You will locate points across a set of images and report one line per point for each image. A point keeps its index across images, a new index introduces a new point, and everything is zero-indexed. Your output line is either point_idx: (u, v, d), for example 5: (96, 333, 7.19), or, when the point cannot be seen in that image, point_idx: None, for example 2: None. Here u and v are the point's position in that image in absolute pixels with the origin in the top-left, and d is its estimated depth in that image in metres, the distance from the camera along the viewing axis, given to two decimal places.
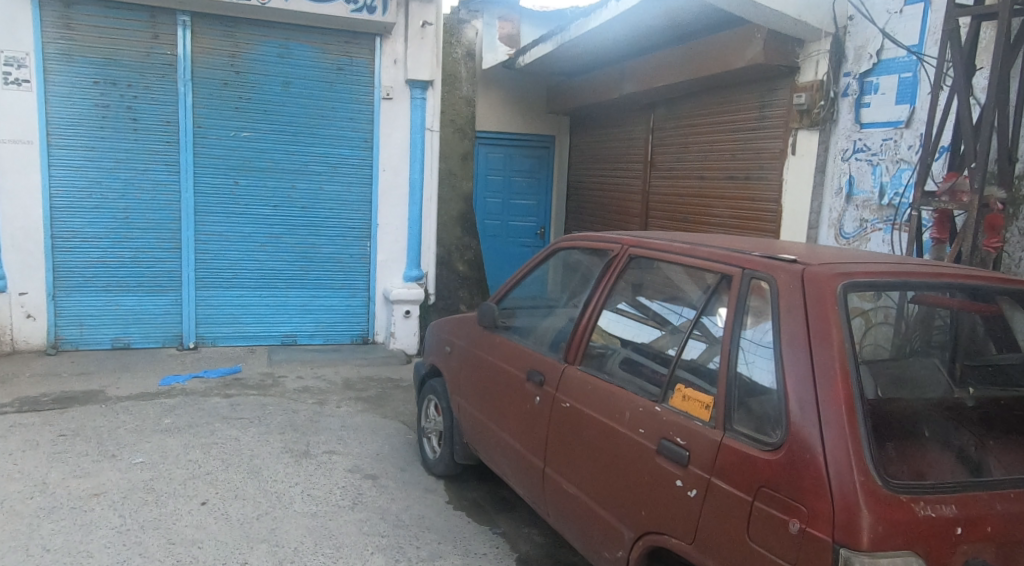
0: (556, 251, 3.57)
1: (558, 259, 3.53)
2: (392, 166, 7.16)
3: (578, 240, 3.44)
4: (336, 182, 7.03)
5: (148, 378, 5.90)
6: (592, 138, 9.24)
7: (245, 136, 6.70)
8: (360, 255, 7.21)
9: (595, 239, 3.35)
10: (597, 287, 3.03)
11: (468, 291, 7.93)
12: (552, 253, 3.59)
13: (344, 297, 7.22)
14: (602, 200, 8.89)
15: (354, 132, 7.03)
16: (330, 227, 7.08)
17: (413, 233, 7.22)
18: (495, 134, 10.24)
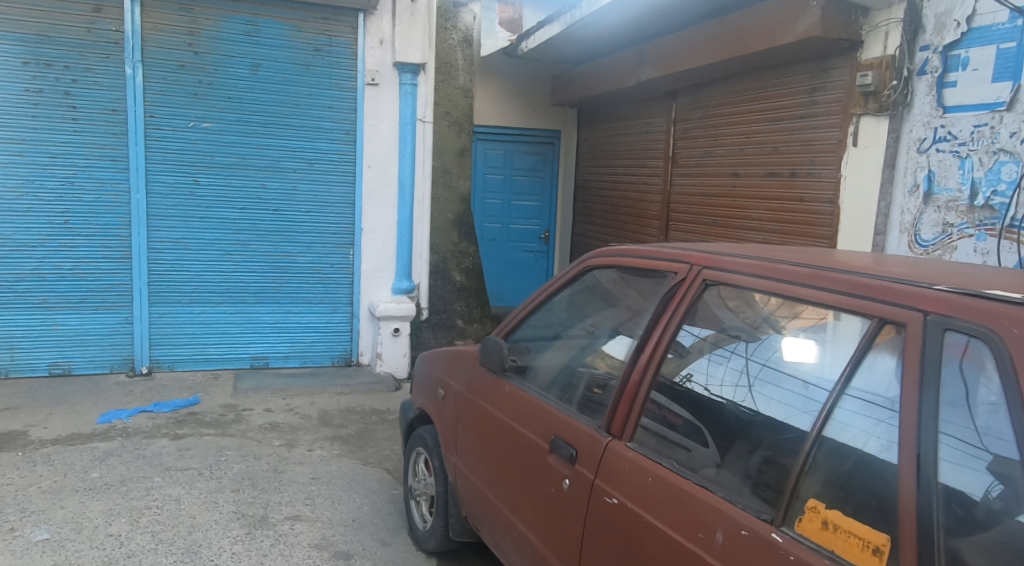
0: (588, 270, 2.66)
1: (592, 281, 2.62)
2: (379, 162, 6.26)
3: (620, 257, 2.54)
4: (312, 180, 6.13)
5: (85, 413, 4.99)
6: (603, 133, 8.35)
7: (206, 127, 5.79)
8: (342, 265, 6.30)
9: (642, 255, 2.46)
10: (662, 331, 2.16)
11: (466, 305, 7.01)
12: (582, 271, 2.68)
13: (324, 312, 6.31)
14: (616, 201, 8.01)
15: (333, 123, 6.13)
16: (306, 232, 6.17)
17: (403, 239, 6.32)
18: (495, 128, 9.36)
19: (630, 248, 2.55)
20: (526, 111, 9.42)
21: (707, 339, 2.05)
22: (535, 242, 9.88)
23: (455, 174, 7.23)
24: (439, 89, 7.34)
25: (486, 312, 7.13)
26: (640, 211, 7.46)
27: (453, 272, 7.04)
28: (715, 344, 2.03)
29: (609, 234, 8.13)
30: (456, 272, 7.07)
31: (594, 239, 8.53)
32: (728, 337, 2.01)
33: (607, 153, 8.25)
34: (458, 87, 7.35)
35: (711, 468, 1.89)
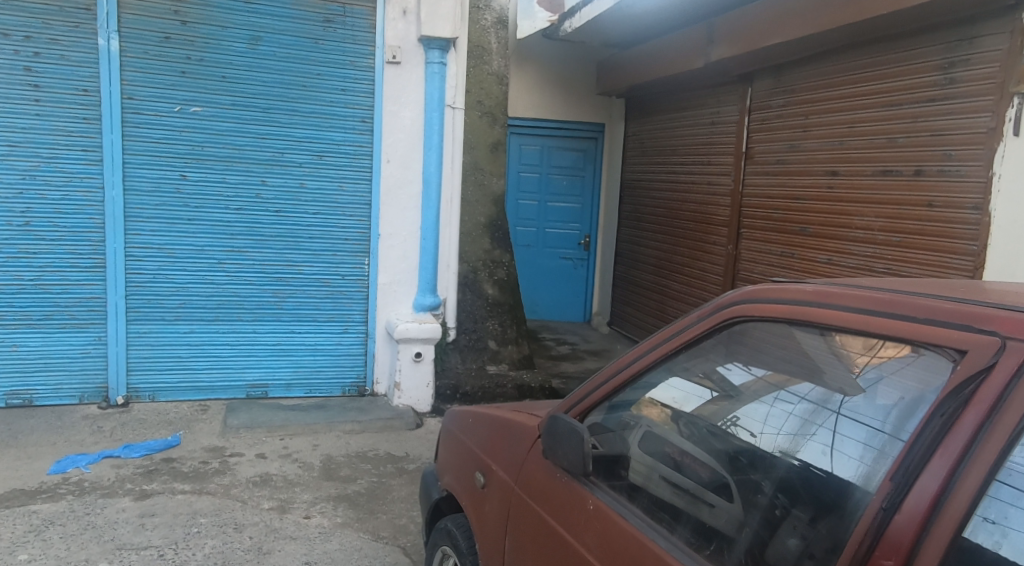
0: (735, 325, 1.70)
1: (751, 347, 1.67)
2: (400, 156, 5.30)
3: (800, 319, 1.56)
4: (322, 176, 5.19)
5: (38, 459, 4.06)
6: (658, 126, 7.32)
7: (195, 111, 4.87)
8: (355, 277, 5.36)
9: (841, 311, 1.50)
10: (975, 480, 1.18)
11: (499, 323, 6.02)
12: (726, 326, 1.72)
13: (334, 332, 5.36)
14: (672, 204, 6.98)
15: (347, 109, 5.19)
16: (314, 238, 5.23)
17: (427, 247, 5.37)
18: (531, 120, 8.39)
19: (813, 291, 1.58)
20: (567, 101, 8.44)
21: (766, 379, 1.64)
22: (574, 248, 8.88)
23: (487, 170, 6.27)
24: (471, 76, 6.38)
25: (522, 332, 6.14)
26: (703, 216, 6.42)
27: (485, 285, 6.05)
28: (777, 386, 1.61)
29: (665, 243, 7.12)
30: (488, 285, 6.08)
31: (645, 248, 7.53)
32: (790, 378, 1.58)
33: (662, 148, 7.23)
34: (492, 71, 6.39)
35: (734, 529, 1.53)
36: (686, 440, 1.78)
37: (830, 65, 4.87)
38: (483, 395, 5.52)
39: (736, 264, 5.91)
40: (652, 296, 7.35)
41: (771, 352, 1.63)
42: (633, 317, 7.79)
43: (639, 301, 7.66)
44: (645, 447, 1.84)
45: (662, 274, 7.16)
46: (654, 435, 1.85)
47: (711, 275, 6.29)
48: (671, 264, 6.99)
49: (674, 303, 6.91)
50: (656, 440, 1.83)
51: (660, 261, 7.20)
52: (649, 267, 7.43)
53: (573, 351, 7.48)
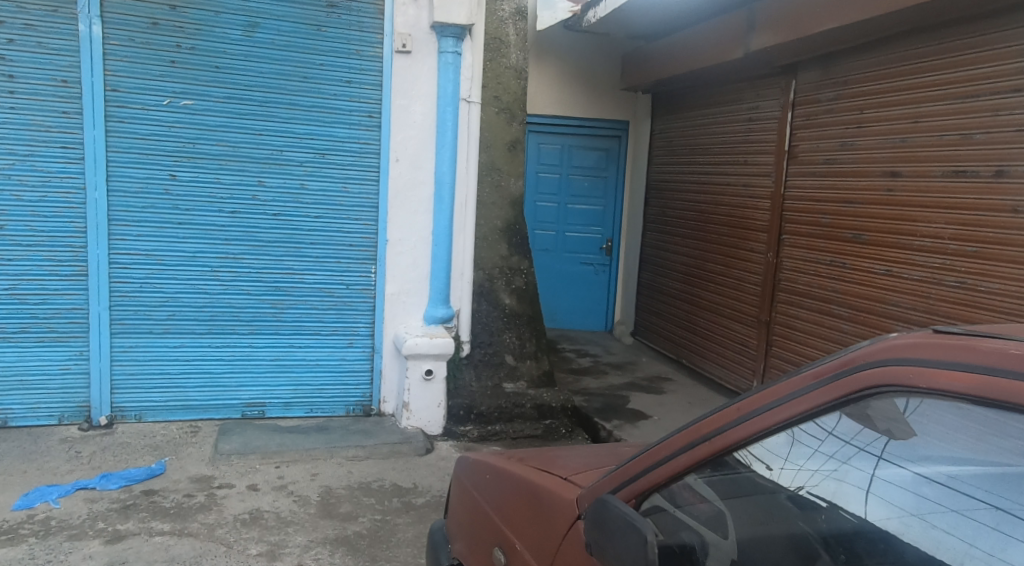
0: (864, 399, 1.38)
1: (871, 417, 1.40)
2: (410, 155, 4.86)
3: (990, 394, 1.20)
4: (325, 176, 4.75)
5: (4, 491, 3.64)
6: (687, 123, 6.84)
7: (186, 105, 4.44)
8: (361, 286, 4.91)
9: None
10: None
11: (517, 336, 5.56)
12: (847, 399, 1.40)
13: (337, 347, 4.91)
14: (704, 207, 6.49)
15: (352, 102, 4.75)
16: (316, 244, 4.79)
17: (439, 254, 4.92)
18: (550, 116, 7.95)
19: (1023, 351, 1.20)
20: (588, 97, 7.97)
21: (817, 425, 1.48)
22: (595, 253, 8.40)
23: (504, 171, 5.81)
24: (488, 69, 5.92)
25: (542, 346, 5.66)
26: (739, 220, 5.92)
27: (501, 295, 5.58)
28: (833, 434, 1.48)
29: (696, 248, 6.63)
30: (505, 294, 5.62)
31: (673, 253, 7.06)
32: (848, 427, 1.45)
33: (693, 146, 6.73)
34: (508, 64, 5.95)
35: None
36: (718, 490, 1.70)
37: (897, 49, 4.37)
38: (500, 415, 5.06)
39: (776, 274, 5.41)
40: (681, 306, 6.85)
41: (886, 416, 1.39)
42: (659, 327, 7.30)
43: (666, 310, 7.16)
44: (673, 498, 1.72)
45: (691, 281, 6.67)
46: (688, 489, 1.70)
47: (748, 284, 5.79)
48: (702, 271, 6.50)
49: (704, 314, 6.41)
50: (687, 492, 1.71)
51: (690, 268, 6.71)
52: (679, 274, 6.93)
53: (595, 364, 7.00)
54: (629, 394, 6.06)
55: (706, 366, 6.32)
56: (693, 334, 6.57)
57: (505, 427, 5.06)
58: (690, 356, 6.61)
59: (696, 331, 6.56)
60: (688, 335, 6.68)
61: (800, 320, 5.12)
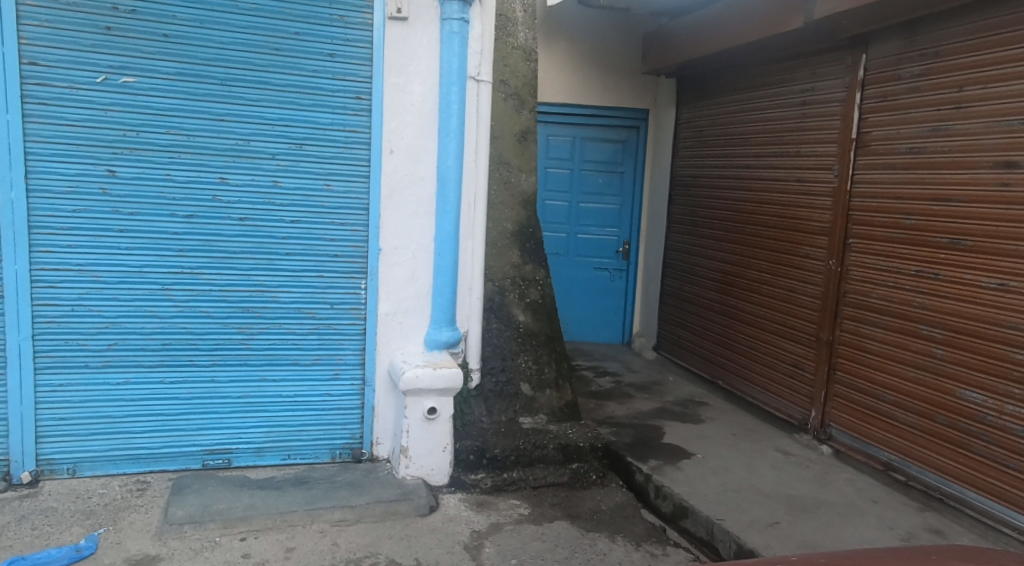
0: None
1: None
2: (407, 145, 4.00)
3: None
4: (302, 172, 3.88)
5: None
6: (721, 109, 6.02)
7: (126, 83, 3.55)
8: (349, 305, 4.04)
9: None
10: None
11: (533, 360, 4.74)
12: None
13: (320, 378, 4.04)
14: (742, 206, 5.66)
15: (336, 81, 3.87)
16: (292, 255, 3.91)
17: (443, 264, 4.08)
18: (562, 105, 7.18)
19: None
20: (603, 83, 7.19)
21: None
22: (610, 258, 7.57)
23: (515, 167, 5.04)
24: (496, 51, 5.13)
25: (563, 372, 4.82)
26: (789, 221, 5.09)
27: (514, 311, 4.80)
28: None
29: (733, 254, 5.80)
30: (518, 311, 4.84)
31: (704, 258, 6.24)
32: None
33: (727, 137, 5.90)
34: (517, 44, 5.15)
35: None
36: None
37: (1014, 10, 3.53)
38: (517, 460, 4.18)
39: (841, 285, 4.58)
40: (715, 320, 6.02)
41: None
42: (688, 342, 6.47)
43: (697, 323, 6.31)
44: None
45: (728, 293, 5.84)
46: None
47: (801, 296, 4.96)
48: (741, 281, 5.68)
49: (746, 330, 5.57)
50: None
51: (726, 276, 5.88)
52: (712, 283, 6.09)
53: (617, 386, 6.14)
54: (661, 424, 5.22)
55: (748, 390, 5.48)
56: (733, 352, 5.73)
57: (524, 474, 4.18)
58: (729, 378, 5.77)
59: (735, 349, 5.71)
60: (725, 353, 5.84)
61: (874, 342, 4.30)
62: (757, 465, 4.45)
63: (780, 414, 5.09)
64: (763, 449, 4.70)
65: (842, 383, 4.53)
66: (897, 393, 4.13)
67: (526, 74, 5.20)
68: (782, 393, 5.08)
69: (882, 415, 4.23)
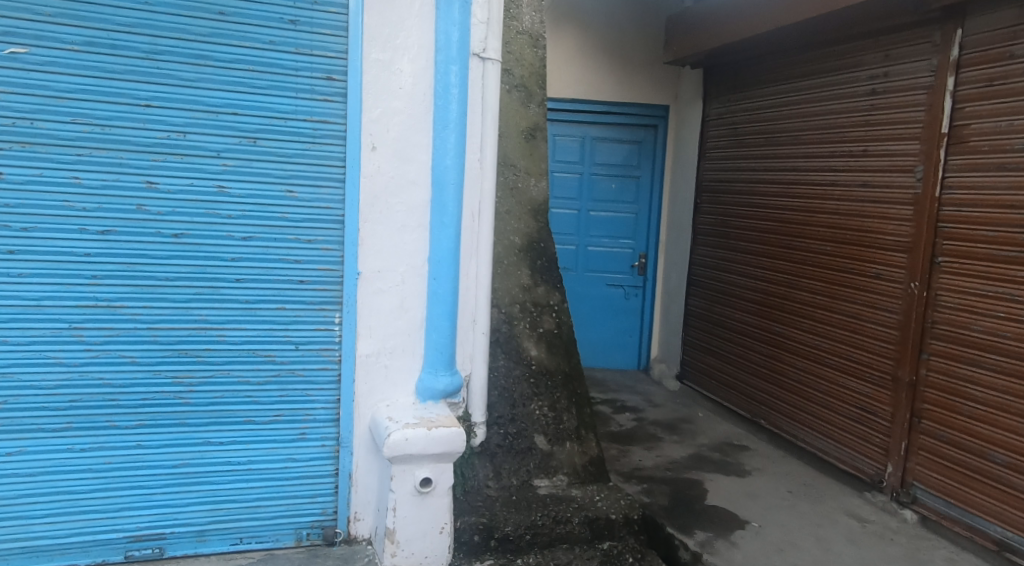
0: None
1: None
2: (393, 141, 3.13)
3: None
4: (256, 173, 2.99)
5: None
6: (760, 104, 5.20)
7: (16, 54, 2.68)
8: (318, 345, 3.16)
9: None
10: None
11: (549, 407, 3.88)
12: None
13: (281, 439, 3.15)
14: (789, 216, 4.82)
15: (301, 57, 3.00)
16: (243, 281, 3.02)
17: (442, 292, 3.23)
18: (570, 100, 6.36)
19: None
20: (617, 76, 6.37)
21: None
22: (625, 274, 6.72)
23: (521, 170, 4.26)
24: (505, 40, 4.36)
25: (585, 421, 3.97)
26: (850, 234, 4.25)
27: (526, 345, 3.98)
28: None
29: (775, 272, 4.96)
30: (530, 344, 4.02)
31: (739, 275, 5.41)
32: None
33: (768, 136, 5.07)
34: (523, 28, 4.39)
35: None
36: None
37: None
38: (533, 540, 3.34)
39: (926, 313, 3.74)
40: (754, 349, 5.17)
41: None
42: (720, 373, 5.62)
43: (730, 351, 5.46)
44: None
45: (771, 317, 4.99)
46: None
47: (867, 324, 4.12)
48: (786, 304, 4.84)
49: (795, 362, 4.73)
50: None
51: (768, 299, 5.04)
52: (750, 305, 5.24)
53: (640, 425, 5.28)
54: (700, 477, 4.35)
55: (800, 433, 4.63)
56: (779, 388, 4.88)
57: (543, 559, 3.35)
58: (773, 418, 4.92)
59: (781, 384, 4.85)
60: (768, 388, 4.99)
61: (975, 386, 3.47)
62: (829, 538, 3.59)
63: (844, 466, 4.24)
64: (830, 514, 3.84)
65: (930, 435, 3.68)
66: (1012, 453, 3.29)
67: (534, 62, 4.38)
68: (846, 442, 4.23)
69: (988, 479, 3.39)
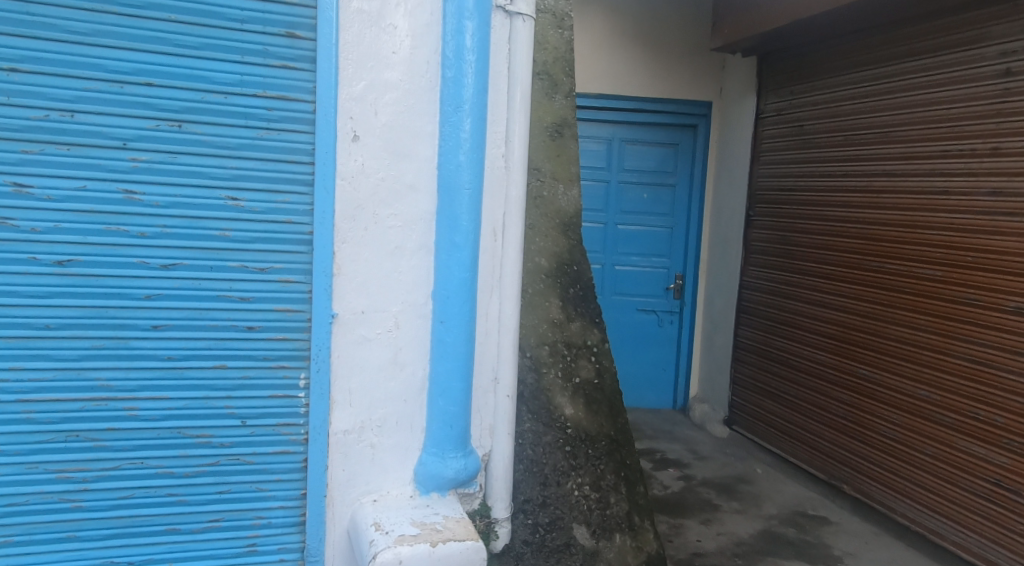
0: None
1: None
2: (383, 128, 2.20)
3: None
4: (183, 172, 2.05)
5: None
6: (834, 96, 4.35)
7: None
8: (275, 420, 2.22)
9: None
10: None
11: (591, 485, 3.01)
12: None
13: (220, 553, 2.23)
14: (874, 233, 4.01)
15: (248, 3, 2.07)
16: (164, 328, 2.09)
17: (454, 342, 2.31)
18: (597, 96, 5.43)
19: None
20: (652, 68, 5.45)
21: None
22: (658, 298, 5.77)
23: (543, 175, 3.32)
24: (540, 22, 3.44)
25: (637, 504, 3.13)
26: (971, 257, 3.46)
27: (559, 401, 3.08)
28: None
29: (862, 302, 4.08)
30: (564, 401, 3.11)
31: (807, 303, 4.51)
32: None
33: (848, 136, 4.23)
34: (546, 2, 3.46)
35: None
36: None
37: None
38: None
39: None
40: (830, 395, 4.29)
41: None
42: (781, 421, 4.70)
43: (797, 397, 4.57)
44: None
45: (855, 358, 4.10)
46: None
47: (1000, 376, 3.30)
48: (879, 342, 3.96)
49: (892, 415, 3.85)
50: None
51: (849, 334, 4.17)
52: (824, 341, 4.35)
53: (689, 487, 4.34)
54: None
55: (898, 505, 3.79)
56: (868, 446, 3.99)
57: None
58: (860, 482, 4.03)
59: (872, 442, 3.96)
60: (851, 445, 4.10)
61: None
62: None
63: (965, 554, 3.42)
64: None
65: None
66: None
67: (559, 45, 3.46)
68: (969, 523, 3.41)
69: None
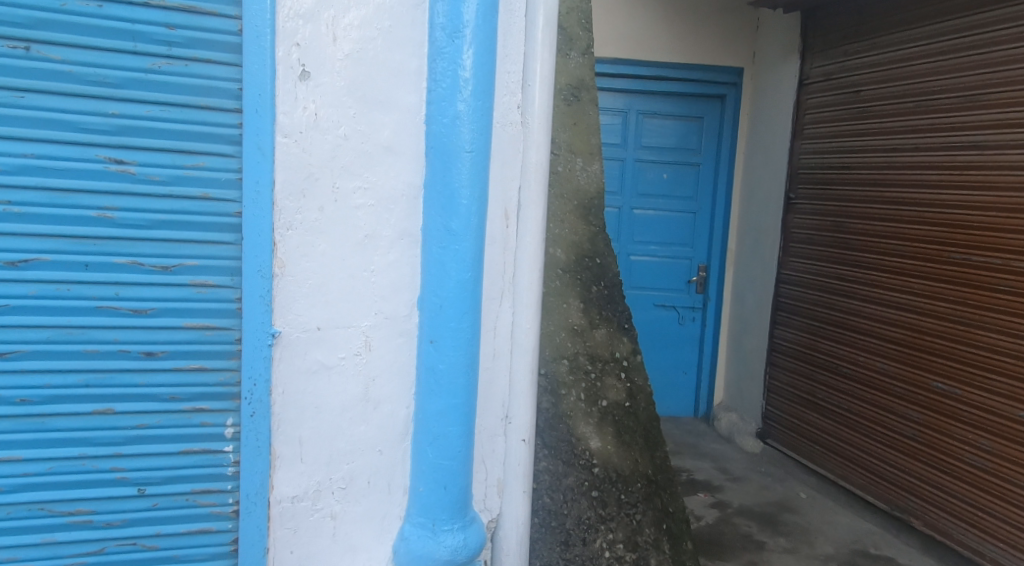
0: None
1: None
2: (343, 64, 1.52)
3: None
4: (34, 121, 1.36)
5: None
6: (901, 55, 3.64)
7: None
8: (189, 488, 1.53)
9: None
10: None
11: (625, 544, 2.39)
12: None
13: None
14: (960, 220, 3.32)
15: None
16: (12, 357, 1.39)
17: (449, 370, 1.64)
18: (612, 62, 4.75)
19: None
20: (676, 29, 4.74)
21: None
22: (679, 293, 5.09)
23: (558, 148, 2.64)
24: None
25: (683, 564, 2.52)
26: None
27: (582, 433, 2.43)
28: None
29: (940, 303, 3.41)
30: (589, 431, 2.46)
31: (865, 303, 3.84)
32: None
33: (921, 102, 3.53)
34: None
35: None
36: None
37: None
38: None
39: None
40: (895, 412, 3.62)
41: None
42: (830, 439, 4.04)
43: (851, 411, 3.90)
44: None
45: (930, 369, 3.43)
46: None
47: None
48: (963, 352, 3.28)
49: (980, 441, 3.18)
50: None
51: (922, 340, 3.49)
52: (888, 348, 3.68)
53: (726, 518, 3.68)
54: None
55: (988, 551, 3.12)
56: (947, 476, 3.32)
57: None
58: (935, 518, 3.37)
59: (953, 472, 3.29)
60: (924, 473, 3.43)
61: None
62: None
63: None
64: None
65: None
66: None
67: None
68: None
69: None
